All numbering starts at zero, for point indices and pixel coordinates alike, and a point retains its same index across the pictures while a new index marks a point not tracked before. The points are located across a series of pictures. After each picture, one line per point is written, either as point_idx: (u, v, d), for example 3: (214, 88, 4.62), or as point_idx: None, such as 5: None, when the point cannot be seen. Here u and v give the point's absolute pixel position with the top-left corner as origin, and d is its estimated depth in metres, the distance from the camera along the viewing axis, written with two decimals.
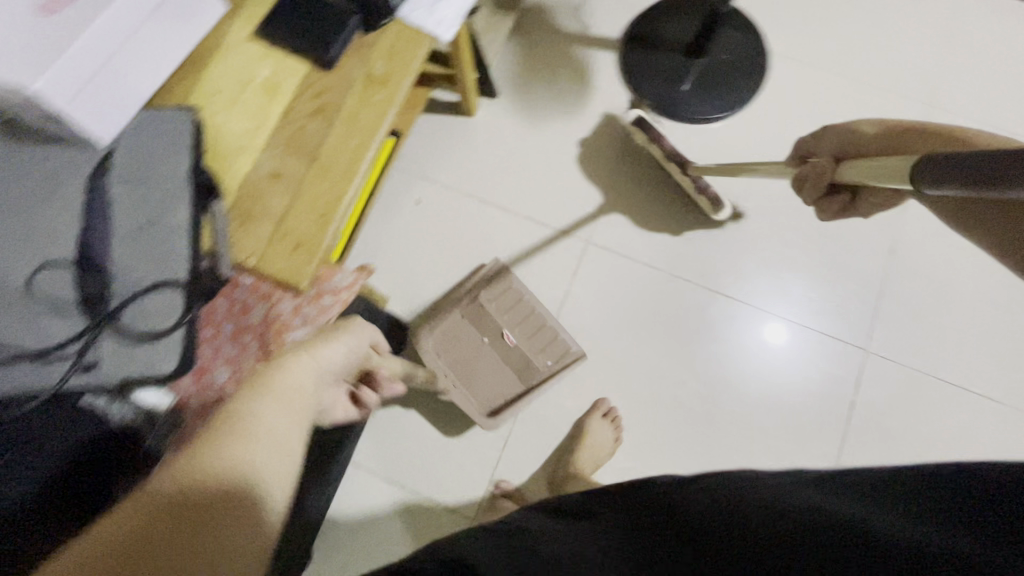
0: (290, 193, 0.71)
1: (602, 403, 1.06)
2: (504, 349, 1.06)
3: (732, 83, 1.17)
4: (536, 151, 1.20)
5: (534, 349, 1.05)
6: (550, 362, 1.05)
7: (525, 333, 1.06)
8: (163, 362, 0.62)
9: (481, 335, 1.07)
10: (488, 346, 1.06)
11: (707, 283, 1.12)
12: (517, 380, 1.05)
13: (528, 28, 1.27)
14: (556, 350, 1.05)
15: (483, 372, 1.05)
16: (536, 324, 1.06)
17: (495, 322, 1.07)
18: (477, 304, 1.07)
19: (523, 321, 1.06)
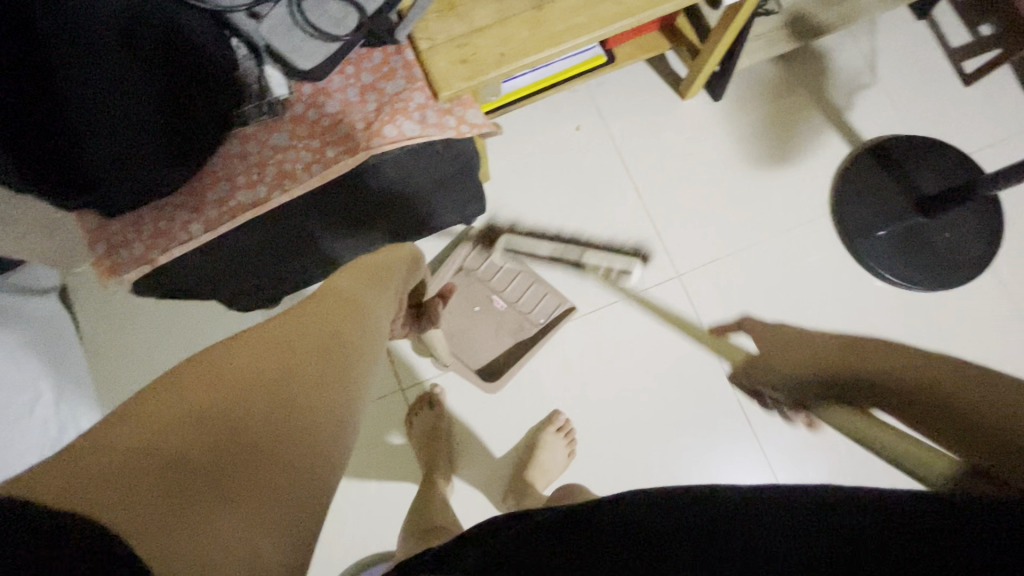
0: (494, 19, 0.71)
1: (558, 417, 1.03)
2: (495, 315, 1.08)
3: (924, 263, 1.06)
4: (707, 171, 1.14)
5: (526, 307, 1.07)
6: (542, 318, 1.07)
7: (512, 294, 1.07)
8: (304, 56, 0.66)
9: (472, 303, 1.08)
10: (481, 311, 1.08)
11: (740, 397, 1.05)
12: (512, 337, 1.07)
13: (795, 67, 1.17)
14: (548, 306, 1.07)
15: (477, 341, 1.07)
16: (524, 286, 1.07)
17: (483, 289, 1.08)
18: (461, 274, 1.08)
19: (514, 286, 1.08)
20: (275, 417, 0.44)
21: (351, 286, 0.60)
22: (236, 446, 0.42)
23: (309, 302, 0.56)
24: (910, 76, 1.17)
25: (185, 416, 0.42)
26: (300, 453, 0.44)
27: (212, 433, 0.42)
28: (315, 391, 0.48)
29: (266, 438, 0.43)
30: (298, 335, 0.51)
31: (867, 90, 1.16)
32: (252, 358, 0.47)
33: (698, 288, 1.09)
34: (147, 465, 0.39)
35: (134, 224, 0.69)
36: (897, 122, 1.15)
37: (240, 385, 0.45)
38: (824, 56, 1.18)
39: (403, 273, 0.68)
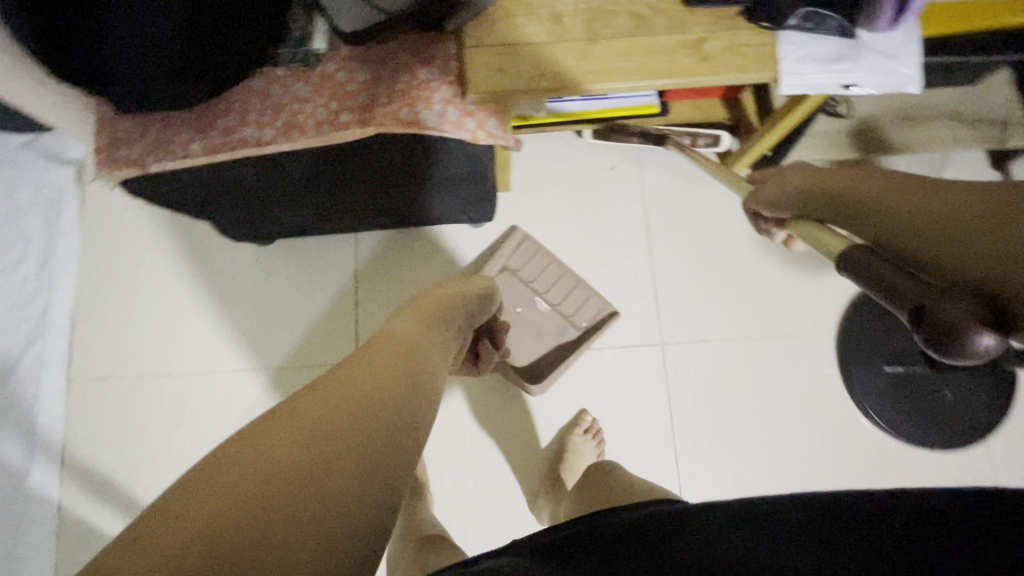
0: (546, 39, 0.70)
1: (585, 416, 1.02)
2: (538, 318, 1.06)
3: (918, 412, 1.00)
4: (726, 247, 1.10)
5: (569, 308, 1.05)
6: (583, 322, 1.05)
7: (557, 294, 1.06)
8: (348, 20, 0.66)
9: (515, 303, 1.06)
10: (525, 313, 1.06)
11: (684, 482, 1.01)
12: (553, 342, 1.05)
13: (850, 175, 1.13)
14: (592, 310, 1.04)
15: (523, 344, 1.05)
16: (567, 289, 1.06)
17: (527, 287, 1.06)
18: (504, 270, 1.06)
19: (558, 287, 1.06)
20: (320, 500, 0.39)
21: (426, 324, 0.60)
22: (278, 540, 0.36)
23: (364, 351, 0.52)
24: None
25: (228, 508, 0.37)
26: (348, 536, 0.39)
27: (251, 525, 0.36)
28: (373, 463, 0.43)
29: (307, 523, 0.38)
30: (352, 392, 0.46)
31: None
32: (297, 421, 0.42)
33: (678, 361, 1.06)
34: (202, 539, 0.35)
35: (141, 125, 0.69)
36: None
37: (281, 466, 0.39)
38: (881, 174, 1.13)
39: (470, 309, 0.71)
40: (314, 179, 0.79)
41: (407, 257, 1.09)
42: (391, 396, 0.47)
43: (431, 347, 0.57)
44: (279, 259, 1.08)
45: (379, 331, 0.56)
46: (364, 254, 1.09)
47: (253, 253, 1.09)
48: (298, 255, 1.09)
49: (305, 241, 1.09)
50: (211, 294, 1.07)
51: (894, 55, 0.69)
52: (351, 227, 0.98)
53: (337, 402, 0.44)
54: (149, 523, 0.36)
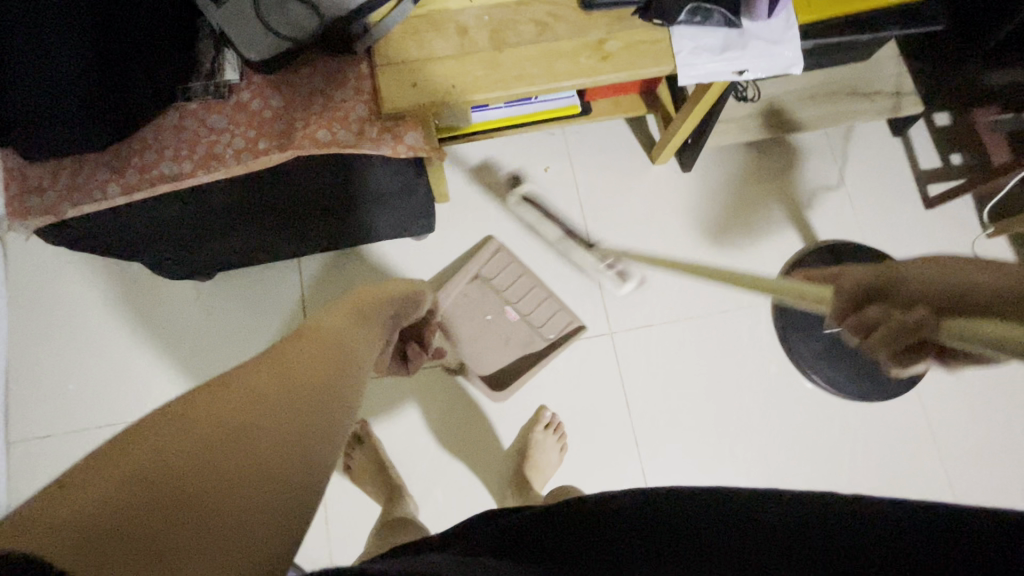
0: (454, 52, 0.73)
1: (544, 413, 1.04)
2: (506, 325, 1.10)
3: (854, 369, 1.06)
4: (661, 234, 1.15)
5: (538, 318, 1.09)
6: (550, 335, 1.08)
7: (526, 306, 1.10)
8: (252, 49, 0.67)
9: (486, 311, 1.10)
10: (495, 322, 1.10)
11: (646, 465, 1.04)
12: (520, 350, 1.09)
13: (768, 155, 1.20)
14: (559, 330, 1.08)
15: (489, 351, 1.09)
16: (536, 303, 1.09)
17: (499, 298, 1.10)
18: (477, 280, 1.10)
19: (528, 298, 1.10)
20: (272, 448, 0.38)
21: (364, 319, 0.61)
22: (233, 481, 0.35)
23: (305, 337, 0.52)
24: (873, 186, 1.20)
25: (172, 449, 0.34)
26: (301, 489, 0.38)
27: (201, 467, 0.34)
28: (307, 431, 0.41)
29: (263, 468, 0.37)
30: (294, 367, 0.46)
31: (831, 191, 1.18)
32: (242, 383, 0.41)
33: (628, 349, 1.09)
34: (120, 498, 0.31)
35: (52, 172, 0.68)
36: (852, 227, 1.17)
37: (232, 416, 0.38)
38: (796, 151, 1.20)
39: (404, 308, 0.72)
40: (242, 209, 0.78)
41: (352, 277, 1.09)
42: (323, 372, 0.47)
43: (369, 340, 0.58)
44: (221, 295, 1.07)
45: (313, 324, 0.56)
46: (308, 279, 1.08)
47: (193, 291, 1.07)
48: (240, 288, 1.07)
49: (246, 273, 1.08)
50: (152, 338, 1.05)
51: (777, 40, 0.75)
52: (290, 253, 0.98)
53: (267, 375, 0.43)
54: (63, 482, 0.31)
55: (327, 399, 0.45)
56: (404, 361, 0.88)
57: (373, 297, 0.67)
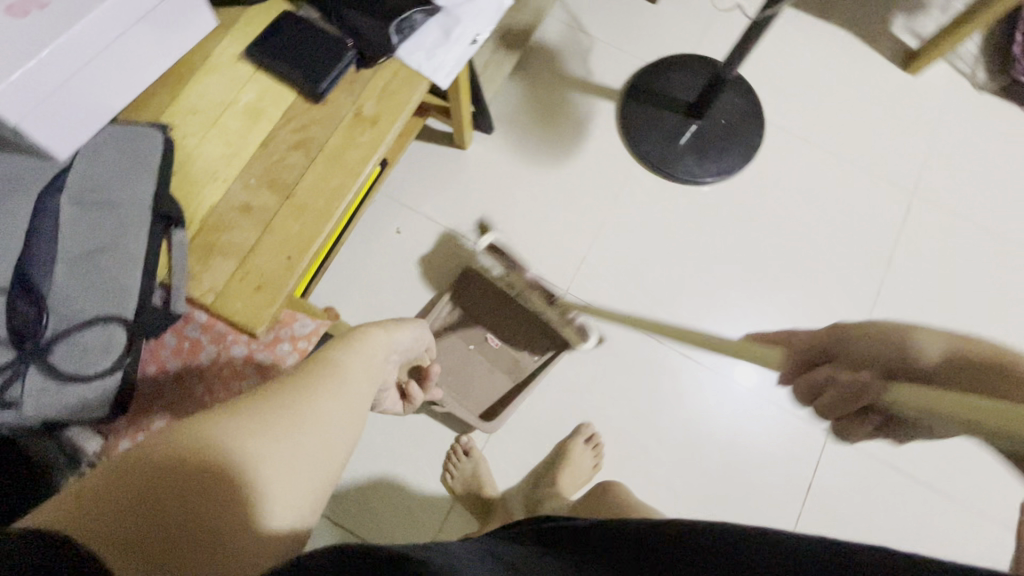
0: (258, 232, 0.67)
1: (584, 428, 1.06)
2: (490, 352, 1.11)
3: (726, 149, 1.20)
4: (524, 191, 1.19)
5: (520, 347, 1.11)
6: (536, 359, 1.10)
7: (507, 335, 1.12)
8: (93, 406, 0.58)
9: (467, 343, 1.11)
10: (477, 354, 1.11)
11: (681, 347, 1.13)
12: (506, 379, 1.10)
13: (531, 66, 1.26)
14: (547, 353, 1.10)
15: (472, 381, 1.09)
16: (516, 326, 1.12)
17: (479, 328, 1.12)
18: (455, 312, 1.12)
19: (504, 323, 1.12)
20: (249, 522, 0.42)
21: (371, 356, 0.61)
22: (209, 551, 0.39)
23: (317, 374, 0.54)
24: (613, 19, 1.30)
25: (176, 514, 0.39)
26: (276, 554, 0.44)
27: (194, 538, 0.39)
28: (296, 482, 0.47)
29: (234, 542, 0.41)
30: (293, 412, 0.50)
31: (593, 49, 1.28)
32: (252, 444, 0.45)
33: (587, 288, 1.15)
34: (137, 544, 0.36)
35: None
36: (630, 60, 1.28)
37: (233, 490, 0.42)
38: (544, 45, 1.28)
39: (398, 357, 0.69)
40: None
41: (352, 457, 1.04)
42: (319, 411, 0.52)
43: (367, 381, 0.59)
44: None
45: (324, 362, 0.56)
46: None
47: None
48: None
49: None
50: None
51: None
52: None
53: (270, 415, 0.48)
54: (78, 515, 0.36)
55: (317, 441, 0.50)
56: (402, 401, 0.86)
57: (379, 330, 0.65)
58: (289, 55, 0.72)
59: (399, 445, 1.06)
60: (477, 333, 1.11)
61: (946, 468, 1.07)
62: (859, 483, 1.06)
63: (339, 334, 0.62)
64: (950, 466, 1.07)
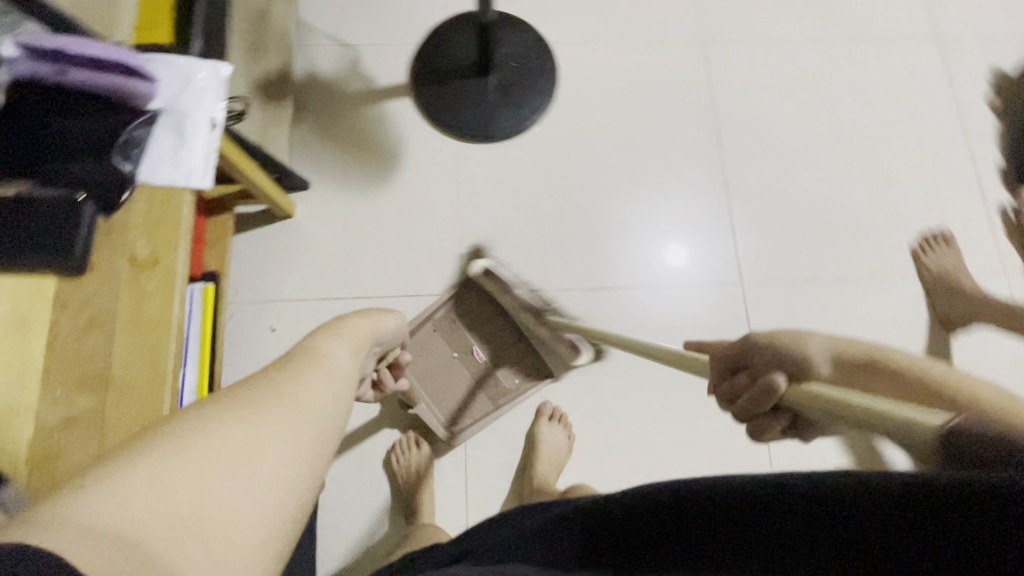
0: (96, 439, 0.60)
1: (546, 407, 1.07)
2: (473, 364, 1.08)
3: (528, 87, 1.20)
4: (371, 224, 1.15)
5: (502, 367, 1.08)
6: (518, 379, 1.08)
7: (493, 349, 1.09)
8: None
9: (451, 351, 1.08)
10: (460, 364, 1.08)
11: (587, 283, 1.15)
12: (487, 397, 1.07)
13: (310, 103, 1.19)
14: (532, 377, 1.08)
15: (449, 390, 1.07)
16: (503, 339, 1.09)
17: (466, 336, 1.09)
18: (442, 318, 1.09)
19: (492, 334, 1.09)
20: (245, 493, 0.36)
21: (336, 353, 0.53)
22: (213, 525, 0.34)
23: (293, 367, 0.48)
24: (363, 18, 1.24)
25: (174, 487, 0.34)
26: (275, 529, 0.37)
27: (192, 514, 0.34)
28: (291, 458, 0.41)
29: (235, 514, 0.35)
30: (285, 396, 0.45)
31: (360, 57, 1.22)
32: (238, 433, 0.39)
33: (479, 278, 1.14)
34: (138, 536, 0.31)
35: None
36: (400, 50, 1.23)
37: (226, 458, 0.37)
38: (312, 77, 1.20)
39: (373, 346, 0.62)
40: None
41: (350, 560, 0.99)
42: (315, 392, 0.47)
43: (350, 367, 0.54)
44: None
45: (297, 354, 0.51)
46: None
47: None
48: None
49: None
50: None
51: (186, 77, 0.70)
52: None
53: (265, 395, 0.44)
54: (81, 505, 0.31)
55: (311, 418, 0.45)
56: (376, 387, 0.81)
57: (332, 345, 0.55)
58: (17, 243, 0.62)
59: (388, 521, 1.02)
60: (462, 352, 1.09)
61: (843, 257, 1.17)
62: (786, 309, 1.14)
63: (319, 331, 0.57)
64: (846, 254, 1.17)
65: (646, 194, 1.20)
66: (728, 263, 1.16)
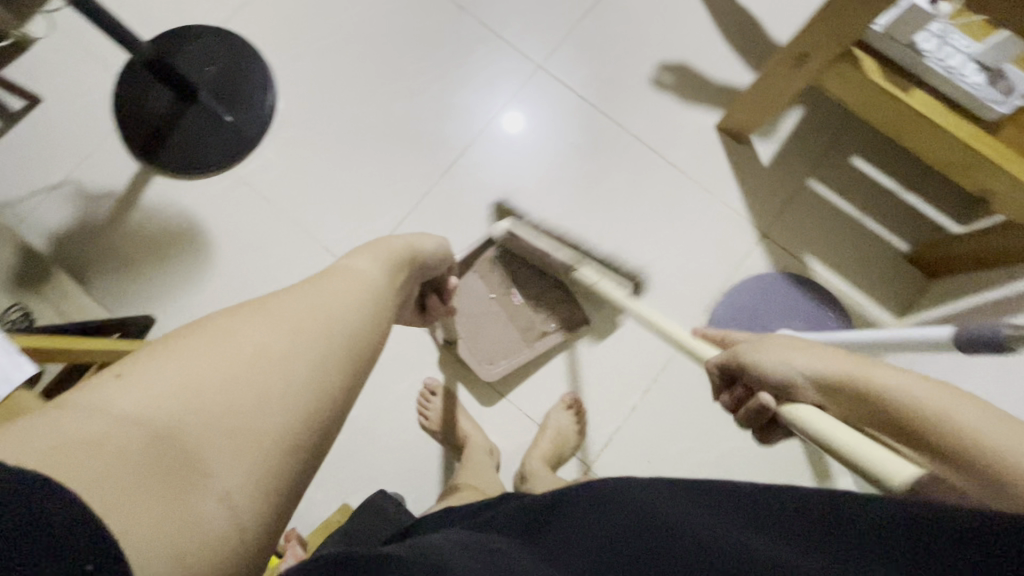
0: None
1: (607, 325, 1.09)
2: (511, 308, 1.08)
3: (241, 75, 1.12)
4: (235, 292, 1.09)
5: (540, 311, 1.07)
6: (554, 324, 1.07)
7: (530, 293, 1.07)
8: None
9: (489, 294, 1.08)
10: (498, 305, 1.08)
11: (437, 172, 1.15)
12: (521, 341, 1.07)
13: (81, 256, 1.08)
14: (568, 320, 1.06)
15: (489, 334, 1.07)
16: (541, 285, 1.07)
17: (504, 278, 1.07)
18: (484, 261, 1.07)
19: (527, 276, 1.07)
20: (266, 402, 0.35)
21: (361, 268, 0.50)
22: (238, 421, 0.34)
23: (322, 280, 0.46)
24: (45, 151, 1.11)
25: (193, 379, 0.34)
26: (309, 433, 0.37)
27: (218, 408, 0.34)
28: (325, 360, 0.39)
29: (261, 416, 0.35)
30: (325, 304, 0.43)
31: (80, 182, 1.10)
32: (267, 328, 0.39)
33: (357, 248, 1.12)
34: (164, 422, 0.32)
35: None
36: (106, 145, 1.12)
37: (244, 359, 0.36)
38: (58, 234, 1.08)
39: (415, 267, 0.58)
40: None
41: None
42: (354, 303, 0.45)
43: (383, 282, 0.50)
44: None
45: (327, 273, 0.48)
46: None
47: None
48: None
49: None
50: None
51: None
52: None
53: (298, 297, 0.43)
54: (110, 387, 0.33)
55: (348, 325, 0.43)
56: (425, 313, 0.76)
57: (382, 266, 0.53)
58: None
59: None
60: (501, 295, 1.07)
61: None
62: (585, 52, 1.19)
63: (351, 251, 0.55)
64: None
65: (413, 69, 1.18)
66: (516, 61, 1.19)
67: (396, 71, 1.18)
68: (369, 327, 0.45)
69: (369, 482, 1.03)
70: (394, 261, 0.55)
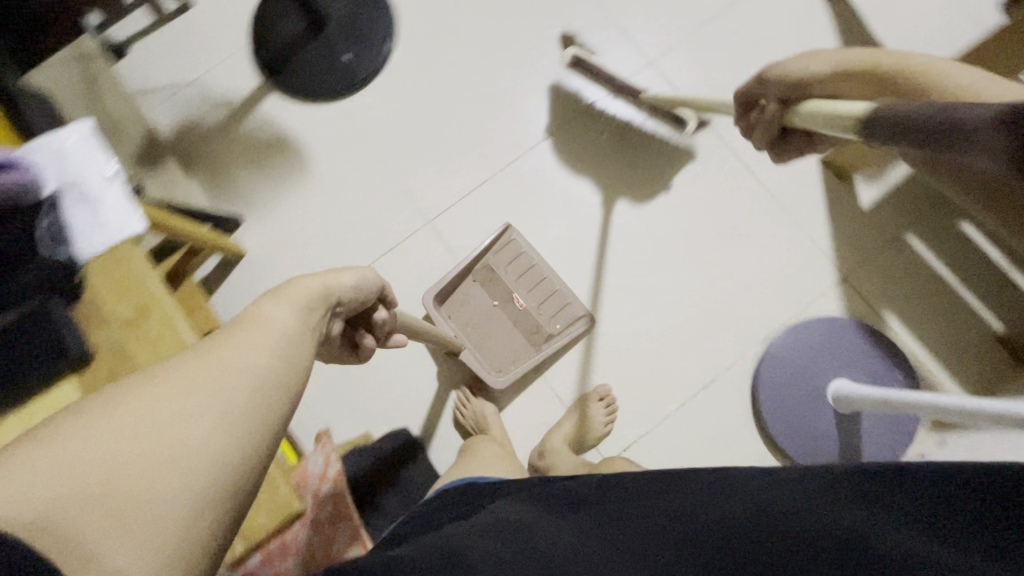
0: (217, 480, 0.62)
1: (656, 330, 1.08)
2: (516, 312, 1.08)
3: (368, 18, 1.19)
4: (315, 214, 1.16)
5: (546, 315, 1.07)
6: (559, 325, 1.07)
7: (534, 297, 1.08)
8: None
9: (492, 299, 1.09)
10: (501, 311, 1.08)
11: (525, 145, 1.17)
12: (529, 345, 1.07)
13: (191, 151, 1.18)
14: (573, 323, 1.06)
15: (494, 340, 1.08)
16: (547, 290, 1.07)
17: (506, 285, 1.08)
18: (485, 270, 1.08)
19: (534, 284, 1.07)
20: (177, 474, 0.31)
21: (274, 315, 0.45)
22: (139, 503, 0.30)
23: (227, 335, 0.41)
24: (184, 52, 1.21)
25: (75, 469, 0.29)
26: (230, 504, 0.33)
27: (116, 491, 0.29)
28: (243, 424, 0.35)
29: (174, 491, 0.31)
30: (235, 359, 0.38)
31: (207, 85, 1.20)
32: (172, 390, 0.34)
33: (433, 200, 1.16)
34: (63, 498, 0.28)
35: None
36: (236, 57, 1.21)
37: (145, 430, 0.32)
38: (177, 127, 1.19)
39: (333, 306, 0.52)
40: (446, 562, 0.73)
41: None
42: (268, 356, 0.40)
43: (296, 330, 0.45)
44: None
45: (231, 324, 0.43)
46: None
47: None
48: None
49: None
50: None
51: None
52: None
53: (202, 356, 0.38)
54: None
55: (264, 381, 0.38)
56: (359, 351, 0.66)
57: (303, 308, 0.47)
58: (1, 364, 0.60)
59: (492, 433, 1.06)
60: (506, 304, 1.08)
61: None
62: (700, 59, 1.17)
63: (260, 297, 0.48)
64: None
65: (528, 42, 1.21)
66: (629, 53, 1.19)
67: (511, 41, 1.21)
68: (287, 383, 0.40)
69: (393, 419, 1.07)
70: (316, 302, 0.49)
